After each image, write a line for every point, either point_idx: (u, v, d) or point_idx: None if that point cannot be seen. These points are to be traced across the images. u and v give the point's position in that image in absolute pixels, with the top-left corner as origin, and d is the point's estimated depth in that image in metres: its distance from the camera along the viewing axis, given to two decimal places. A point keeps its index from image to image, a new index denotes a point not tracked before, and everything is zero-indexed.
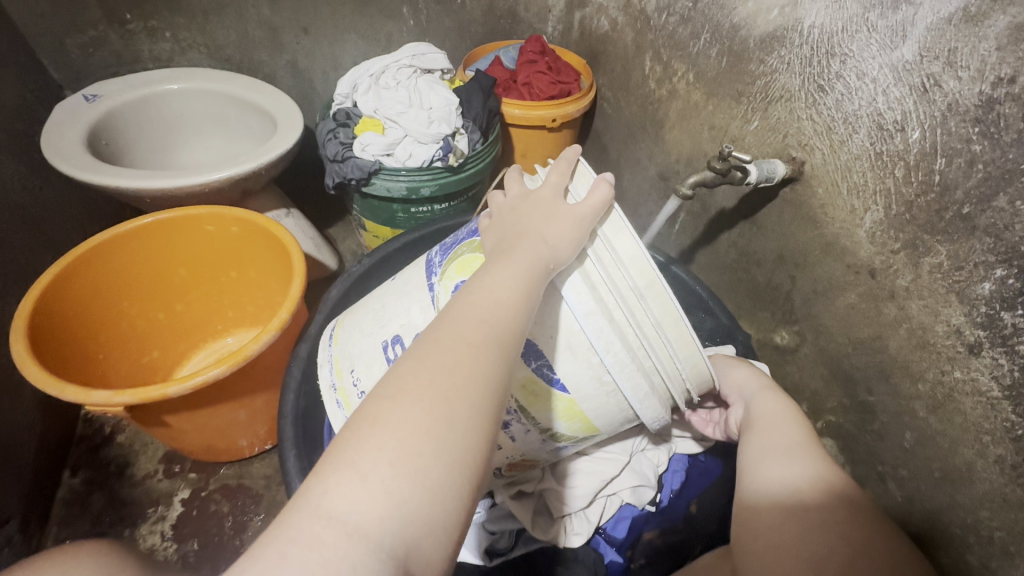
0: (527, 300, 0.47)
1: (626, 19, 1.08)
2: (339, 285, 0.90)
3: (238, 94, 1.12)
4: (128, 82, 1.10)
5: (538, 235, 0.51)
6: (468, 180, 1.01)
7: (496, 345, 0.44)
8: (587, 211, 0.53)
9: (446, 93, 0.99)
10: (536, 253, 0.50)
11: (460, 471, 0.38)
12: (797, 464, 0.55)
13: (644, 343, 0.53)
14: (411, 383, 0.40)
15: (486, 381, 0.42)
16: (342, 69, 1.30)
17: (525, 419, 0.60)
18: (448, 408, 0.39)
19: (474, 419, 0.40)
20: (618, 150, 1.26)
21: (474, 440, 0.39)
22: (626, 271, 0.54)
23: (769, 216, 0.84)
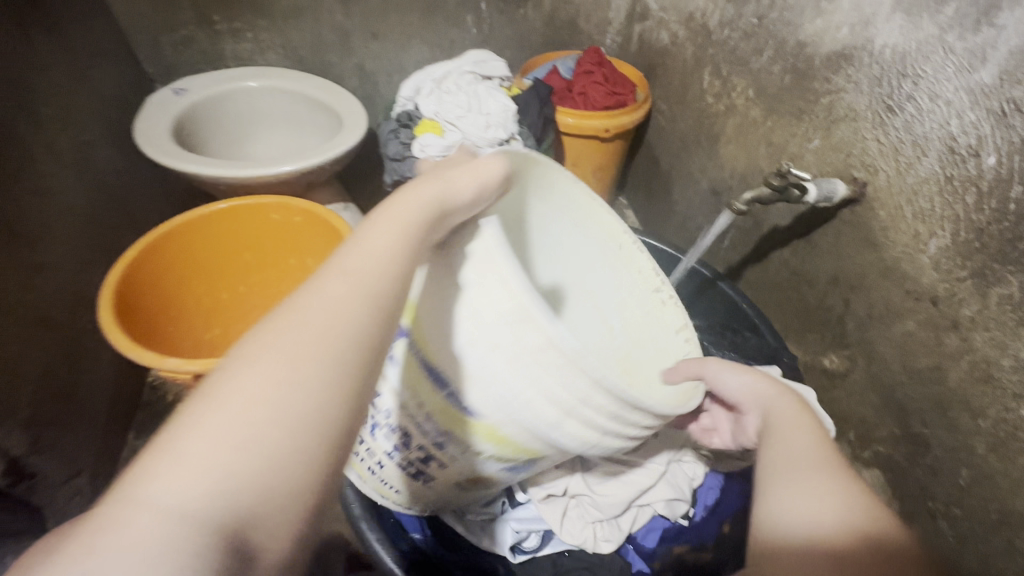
0: (414, 251, 0.39)
1: (687, 33, 1.09)
2: None
3: (309, 93, 1.19)
4: (211, 78, 1.19)
5: (421, 189, 0.41)
6: None
7: (372, 301, 0.36)
8: (479, 171, 0.45)
9: (504, 99, 1.02)
10: (423, 203, 0.41)
11: (308, 434, 0.31)
12: (802, 495, 0.42)
13: (538, 369, 0.45)
14: (249, 354, 0.32)
15: (352, 340, 0.34)
16: (405, 72, 1.35)
17: (456, 444, 0.54)
18: (296, 377, 0.32)
19: (331, 388, 0.32)
20: (669, 163, 1.26)
21: (332, 413, 0.32)
22: (493, 284, 0.44)
23: (825, 237, 0.82)
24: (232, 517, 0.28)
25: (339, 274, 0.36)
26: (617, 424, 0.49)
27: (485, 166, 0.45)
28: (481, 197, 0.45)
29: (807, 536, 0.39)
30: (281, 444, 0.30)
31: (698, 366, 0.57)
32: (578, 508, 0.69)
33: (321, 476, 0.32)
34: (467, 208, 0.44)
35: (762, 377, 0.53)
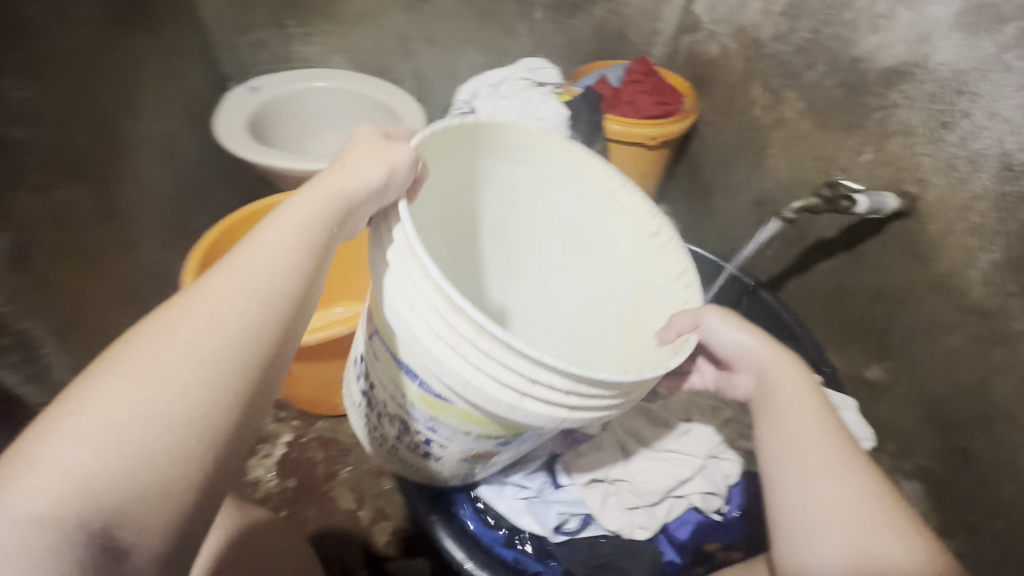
0: (293, 256, 0.43)
1: (737, 46, 1.12)
2: None
3: (372, 96, 1.27)
4: (281, 77, 1.27)
5: (331, 187, 0.47)
6: None
7: (266, 293, 0.41)
8: (387, 161, 0.50)
9: (556, 106, 1.07)
10: (326, 205, 0.46)
11: (177, 431, 0.34)
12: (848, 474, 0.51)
13: (471, 350, 0.47)
14: (149, 340, 0.37)
15: (250, 329, 0.39)
16: (458, 76, 1.41)
17: (444, 427, 0.57)
18: (191, 361, 0.36)
19: (208, 374, 0.36)
20: (711, 173, 1.28)
21: (227, 391, 0.36)
22: (416, 278, 0.48)
23: (870, 250, 0.83)
24: (134, 481, 0.32)
25: (237, 272, 0.41)
26: (576, 394, 0.48)
27: (391, 159, 0.50)
28: (373, 190, 0.49)
29: (883, 516, 0.48)
30: (178, 416, 0.34)
31: (692, 316, 0.57)
32: (618, 494, 0.73)
33: (219, 442, 0.36)
34: (377, 201, 0.50)
35: (761, 334, 0.58)
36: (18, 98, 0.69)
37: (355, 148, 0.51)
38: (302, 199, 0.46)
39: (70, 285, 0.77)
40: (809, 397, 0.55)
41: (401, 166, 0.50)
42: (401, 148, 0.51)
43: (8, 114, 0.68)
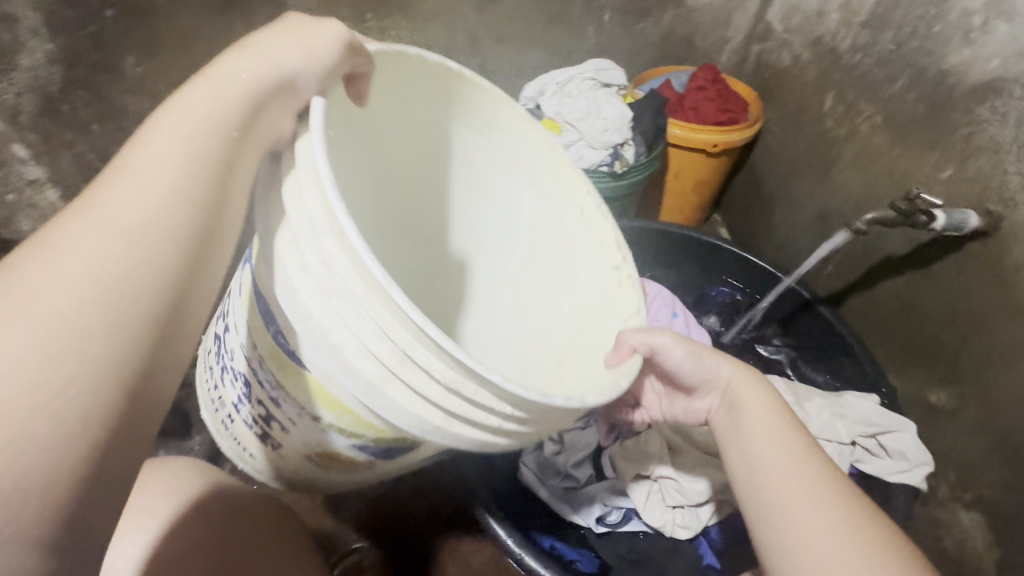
0: (188, 157, 0.36)
1: (812, 57, 1.10)
2: None
3: None
4: None
5: (232, 73, 0.40)
6: (626, 188, 1.09)
7: (156, 201, 0.34)
8: (308, 44, 0.43)
9: (621, 107, 1.08)
10: (229, 97, 0.39)
11: (52, 365, 0.28)
12: (823, 500, 0.45)
13: (348, 302, 0.40)
14: (27, 262, 0.31)
15: (150, 244, 0.33)
16: (523, 76, 1.43)
17: (290, 399, 0.52)
18: (69, 283, 0.30)
19: (86, 295, 0.30)
20: (773, 185, 1.26)
21: (123, 310, 0.31)
22: (309, 201, 0.40)
23: (946, 270, 0.80)
24: (15, 417, 0.27)
25: (122, 180, 0.35)
26: (463, 395, 0.40)
27: (311, 41, 0.43)
28: (298, 67, 0.42)
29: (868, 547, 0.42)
30: (59, 345, 0.29)
31: (652, 340, 0.51)
32: (662, 492, 0.73)
33: (131, 374, 0.31)
34: (296, 93, 0.42)
35: (725, 356, 0.54)
36: (135, 72, 0.75)
37: (272, 29, 0.44)
38: (189, 93, 0.39)
39: None
40: (767, 408, 0.51)
41: (324, 50, 0.43)
42: (330, 25, 0.44)
43: (127, 86, 0.74)
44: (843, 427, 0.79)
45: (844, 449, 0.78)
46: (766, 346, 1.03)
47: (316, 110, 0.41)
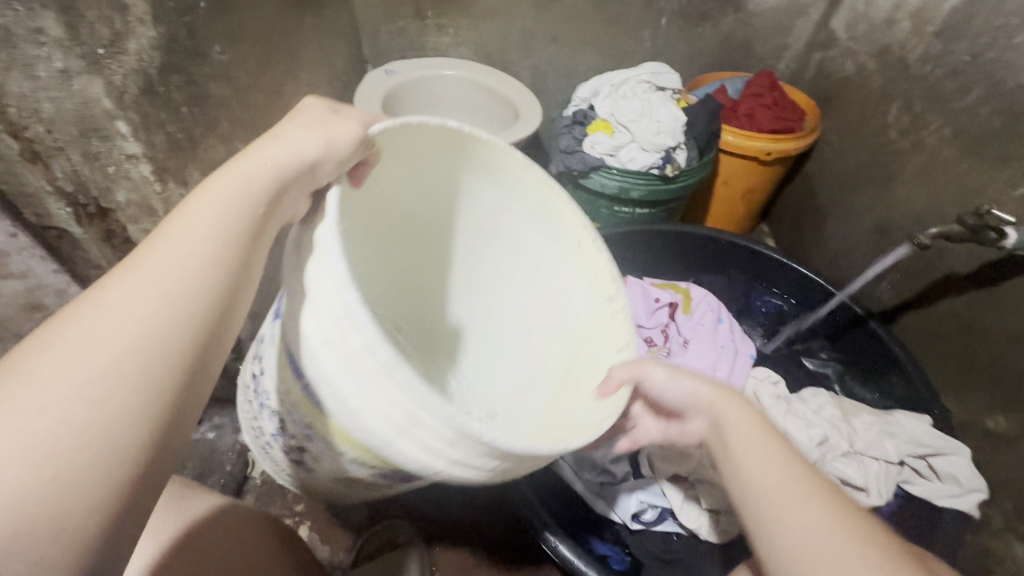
0: (214, 257, 0.38)
1: (877, 65, 1.08)
2: None
3: (495, 87, 1.33)
4: (414, 63, 1.35)
5: (259, 159, 0.43)
6: (676, 191, 1.10)
7: (178, 289, 0.36)
8: (327, 140, 0.46)
9: (676, 110, 1.08)
10: (252, 181, 0.42)
11: (59, 466, 0.28)
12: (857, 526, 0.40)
13: (368, 369, 0.40)
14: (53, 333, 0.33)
15: (175, 332, 0.35)
16: (575, 77, 1.43)
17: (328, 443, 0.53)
18: (98, 354, 0.32)
19: (114, 394, 0.31)
20: (828, 196, 1.23)
21: (144, 382, 0.32)
22: (318, 273, 0.41)
23: (1012, 292, 0.77)
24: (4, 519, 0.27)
25: (150, 256, 0.37)
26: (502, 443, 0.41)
27: (333, 132, 0.46)
28: (320, 162, 0.45)
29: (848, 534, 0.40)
30: (81, 414, 0.30)
31: (636, 368, 0.51)
32: (698, 493, 0.74)
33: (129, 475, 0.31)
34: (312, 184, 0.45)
35: (707, 379, 0.51)
36: (220, 59, 0.80)
37: (293, 118, 0.47)
38: (223, 189, 0.41)
39: None
40: (755, 432, 0.47)
41: (341, 147, 0.46)
42: (349, 123, 0.47)
43: (214, 71, 0.79)
44: (891, 445, 0.77)
45: (891, 469, 0.77)
46: (812, 359, 1.02)
47: (333, 199, 0.44)
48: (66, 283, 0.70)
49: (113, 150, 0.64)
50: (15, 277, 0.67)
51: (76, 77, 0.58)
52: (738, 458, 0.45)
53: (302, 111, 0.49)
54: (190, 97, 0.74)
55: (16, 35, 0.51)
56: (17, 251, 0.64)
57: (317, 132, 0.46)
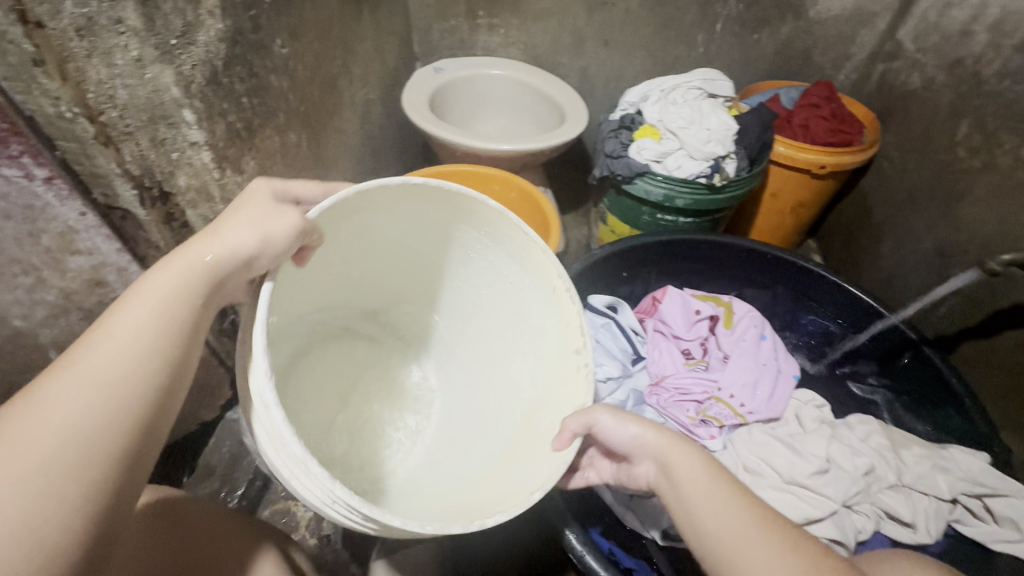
0: (157, 343, 0.42)
1: (948, 79, 1.04)
2: (581, 262, 0.94)
3: (541, 88, 1.33)
4: (463, 62, 1.36)
5: (199, 253, 0.46)
6: (722, 202, 1.06)
7: (118, 370, 0.40)
8: (267, 229, 0.49)
9: (727, 119, 1.05)
10: (187, 273, 0.45)
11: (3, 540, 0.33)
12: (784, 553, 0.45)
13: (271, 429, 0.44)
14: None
15: (116, 416, 0.39)
16: (623, 80, 1.42)
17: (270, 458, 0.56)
18: (36, 451, 0.35)
19: (50, 475, 0.35)
20: (885, 214, 1.18)
21: (77, 472, 0.36)
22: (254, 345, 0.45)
23: None
24: None
25: (85, 356, 0.40)
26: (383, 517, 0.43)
27: (270, 225, 0.49)
28: (262, 249, 0.49)
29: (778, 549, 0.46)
30: (14, 513, 0.34)
31: (585, 418, 0.53)
32: None
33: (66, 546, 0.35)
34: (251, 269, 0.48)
35: (654, 422, 0.53)
36: (281, 53, 0.83)
37: (237, 207, 0.50)
38: (166, 275, 0.44)
39: None
40: (700, 469, 0.49)
41: (280, 236, 0.49)
42: (288, 215, 0.50)
43: (274, 64, 0.82)
44: (943, 480, 0.73)
45: (942, 505, 0.72)
46: (859, 384, 0.99)
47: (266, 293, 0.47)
48: (126, 262, 0.70)
49: (179, 137, 0.66)
50: (81, 253, 0.66)
51: (150, 66, 0.60)
52: (686, 499, 0.49)
53: (246, 198, 0.51)
54: (250, 88, 0.77)
55: (99, 24, 0.54)
56: (86, 228, 0.64)
57: (259, 223, 0.49)
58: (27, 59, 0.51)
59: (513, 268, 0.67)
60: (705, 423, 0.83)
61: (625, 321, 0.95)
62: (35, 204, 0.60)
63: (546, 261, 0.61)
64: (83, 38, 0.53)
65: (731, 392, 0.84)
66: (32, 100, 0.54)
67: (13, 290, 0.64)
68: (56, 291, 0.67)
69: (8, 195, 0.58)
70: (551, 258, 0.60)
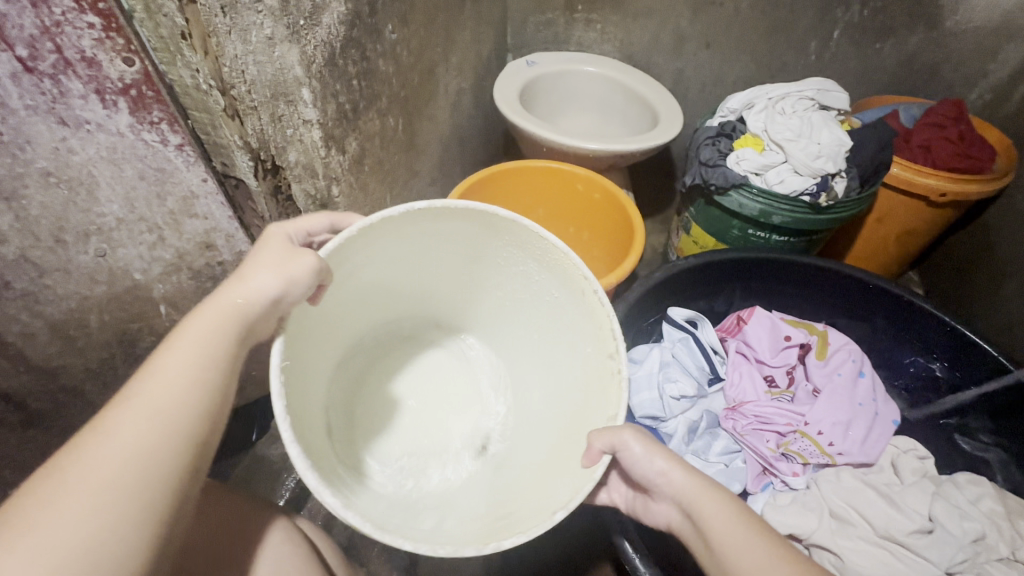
0: (200, 375, 0.43)
1: None
2: (665, 271, 0.89)
3: (635, 88, 1.28)
4: (556, 56, 1.33)
5: (229, 294, 0.47)
6: (824, 223, 0.99)
7: (168, 405, 0.41)
8: (286, 269, 0.49)
9: (841, 134, 0.98)
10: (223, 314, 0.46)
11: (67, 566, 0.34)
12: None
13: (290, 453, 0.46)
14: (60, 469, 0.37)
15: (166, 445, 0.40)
16: (721, 85, 1.34)
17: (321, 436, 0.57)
18: (98, 482, 0.37)
19: (115, 503, 0.37)
20: (1009, 253, 1.07)
21: (133, 496, 0.37)
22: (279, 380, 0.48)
23: None
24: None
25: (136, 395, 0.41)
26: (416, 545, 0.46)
27: (289, 267, 0.49)
28: (290, 286, 0.49)
29: None
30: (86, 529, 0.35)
31: (612, 437, 0.52)
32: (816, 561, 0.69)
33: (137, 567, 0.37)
34: (279, 305, 0.49)
35: (680, 459, 0.50)
36: (390, 39, 0.85)
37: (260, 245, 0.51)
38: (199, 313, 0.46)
39: (374, 196, 0.92)
40: (734, 519, 0.45)
41: (301, 277, 0.50)
42: (305, 255, 0.50)
43: (383, 49, 0.83)
44: None
45: None
46: (967, 440, 0.89)
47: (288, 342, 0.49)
48: (235, 229, 0.74)
49: (295, 114, 0.69)
50: (198, 217, 0.70)
51: (279, 45, 0.63)
52: (722, 554, 0.44)
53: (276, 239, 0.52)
54: (361, 71, 0.79)
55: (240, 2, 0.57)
56: (205, 194, 0.68)
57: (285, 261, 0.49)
58: (177, 32, 0.54)
59: (544, 273, 0.65)
60: (787, 457, 0.78)
61: (705, 338, 0.91)
62: (165, 167, 0.63)
63: (571, 263, 0.60)
64: (227, 15, 0.56)
65: (819, 429, 0.79)
66: (174, 70, 0.57)
67: (137, 246, 0.68)
68: (172, 250, 0.72)
69: (144, 158, 0.62)
70: (576, 262, 0.59)
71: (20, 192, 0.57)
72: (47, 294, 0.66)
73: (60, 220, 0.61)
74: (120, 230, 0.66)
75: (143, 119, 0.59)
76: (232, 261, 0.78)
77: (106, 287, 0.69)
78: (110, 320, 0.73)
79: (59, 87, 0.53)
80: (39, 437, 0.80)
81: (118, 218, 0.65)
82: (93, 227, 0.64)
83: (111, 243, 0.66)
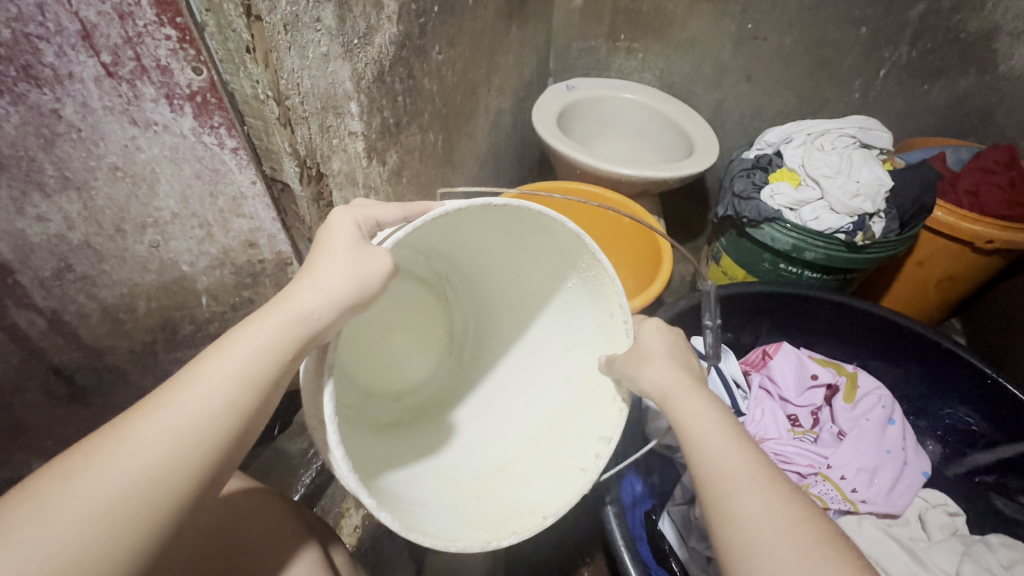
0: (273, 340, 0.43)
1: None
2: (689, 299, 0.88)
3: (672, 117, 1.30)
4: (597, 82, 1.36)
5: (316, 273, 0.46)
6: (859, 263, 0.97)
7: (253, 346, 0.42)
8: (358, 268, 0.46)
9: (882, 173, 0.96)
10: (275, 315, 0.44)
11: (159, 465, 0.37)
12: (766, 479, 0.44)
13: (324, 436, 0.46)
14: (58, 476, 0.36)
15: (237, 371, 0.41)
16: (760, 118, 1.34)
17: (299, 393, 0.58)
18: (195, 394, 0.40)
19: (185, 424, 0.39)
20: None
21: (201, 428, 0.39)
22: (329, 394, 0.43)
23: None
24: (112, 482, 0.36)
25: (161, 410, 0.39)
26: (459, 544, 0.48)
27: (364, 262, 0.46)
28: (356, 286, 0.46)
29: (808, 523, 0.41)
30: (161, 432, 0.38)
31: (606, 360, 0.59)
32: None
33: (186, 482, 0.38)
34: (353, 293, 0.46)
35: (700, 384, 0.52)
36: (437, 59, 0.89)
37: (330, 237, 0.47)
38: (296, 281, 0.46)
39: None
40: (713, 417, 0.49)
41: (372, 273, 0.46)
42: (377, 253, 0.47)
43: (430, 68, 0.87)
44: None
45: None
46: (1005, 500, 0.84)
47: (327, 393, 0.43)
48: (277, 230, 0.77)
49: (343, 126, 0.73)
50: (244, 217, 0.74)
51: (333, 61, 0.67)
52: (704, 444, 0.47)
53: (336, 226, 0.47)
54: (407, 89, 0.82)
55: (302, 21, 0.60)
56: (253, 195, 0.72)
57: (351, 252, 0.46)
58: (242, 46, 0.57)
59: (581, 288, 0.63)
60: None
61: (727, 369, 0.88)
62: (220, 169, 0.68)
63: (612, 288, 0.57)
64: (287, 32, 0.59)
65: (842, 473, 0.76)
66: (237, 80, 0.61)
67: (187, 240, 0.73)
68: (219, 246, 0.76)
69: (202, 158, 0.66)
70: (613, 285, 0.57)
71: (90, 183, 0.62)
72: (104, 279, 0.71)
73: (122, 212, 0.67)
74: (174, 224, 0.71)
75: (205, 124, 0.63)
76: (272, 260, 0.81)
77: (156, 276, 0.74)
78: (156, 307, 0.78)
79: (134, 91, 0.58)
80: (83, 412, 0.85)
81: (173, 212, 0.69)
82: (150, 219, 0.69)
83: (164, 235, 0.71)
